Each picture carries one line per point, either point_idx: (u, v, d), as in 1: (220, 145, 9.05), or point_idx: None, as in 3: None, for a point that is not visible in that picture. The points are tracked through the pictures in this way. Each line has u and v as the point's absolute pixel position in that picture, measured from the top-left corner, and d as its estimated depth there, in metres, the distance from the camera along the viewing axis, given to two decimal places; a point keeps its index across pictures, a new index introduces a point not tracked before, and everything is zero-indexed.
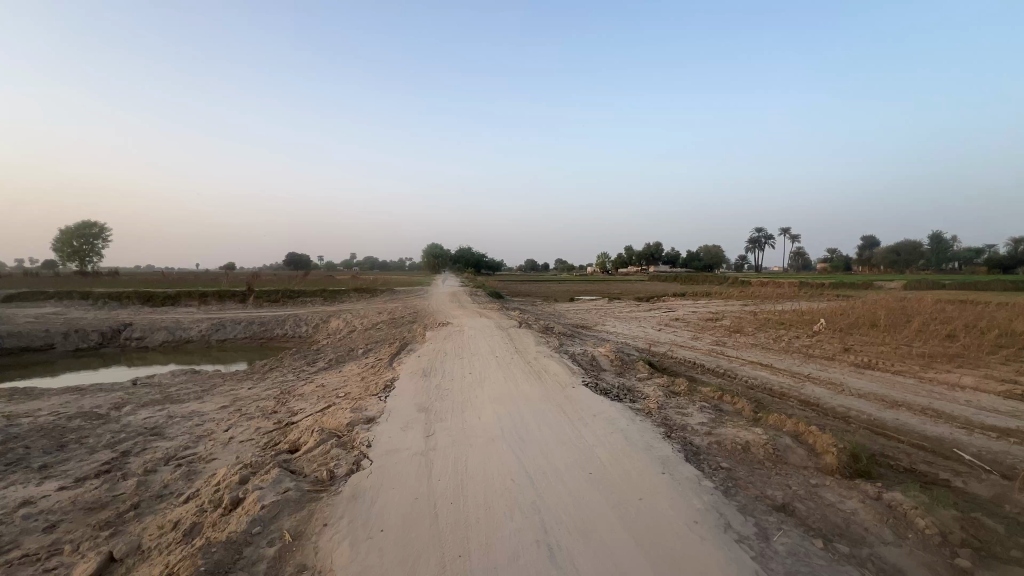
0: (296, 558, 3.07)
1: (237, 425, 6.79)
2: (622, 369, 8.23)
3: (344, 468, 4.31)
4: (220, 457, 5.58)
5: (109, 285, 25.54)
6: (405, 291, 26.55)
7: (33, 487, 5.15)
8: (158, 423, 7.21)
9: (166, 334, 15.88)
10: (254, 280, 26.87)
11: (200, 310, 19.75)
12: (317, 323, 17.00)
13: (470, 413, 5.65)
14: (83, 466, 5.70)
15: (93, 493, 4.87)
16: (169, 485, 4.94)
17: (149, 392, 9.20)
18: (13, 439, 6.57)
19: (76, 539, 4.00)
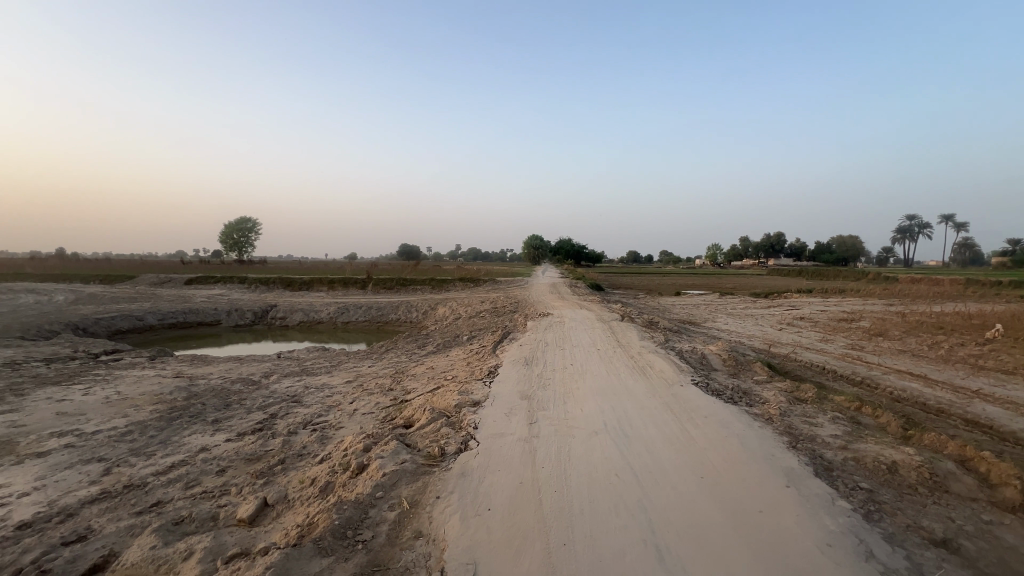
0: (414, 524, 3.33)
1: (360, 399, 7.55)
2: (737, 369, 7.61)
3: (453, 446, 4.56)
4: (347, 426, 6.26)
5: (260, 272, 29.99)
6: (506, 282, 27.23)
7: (209, 436, 6.26)
8: (297, 392, 8.30)
9: (302, 315, 18.15)
10: (374, 268, 29.66)
11: (329, 294, 22.27)
12: (426, 310, 18.22)
13: (572, 404, 5.65)
14: (243, 423, 6.76)
15: (251, 446, 5.76)
16: (307, 446, 5.65)
17: (289, 364, 10.61)
18: (194, 396, 8.02)
19: (239, 484, 4.76)
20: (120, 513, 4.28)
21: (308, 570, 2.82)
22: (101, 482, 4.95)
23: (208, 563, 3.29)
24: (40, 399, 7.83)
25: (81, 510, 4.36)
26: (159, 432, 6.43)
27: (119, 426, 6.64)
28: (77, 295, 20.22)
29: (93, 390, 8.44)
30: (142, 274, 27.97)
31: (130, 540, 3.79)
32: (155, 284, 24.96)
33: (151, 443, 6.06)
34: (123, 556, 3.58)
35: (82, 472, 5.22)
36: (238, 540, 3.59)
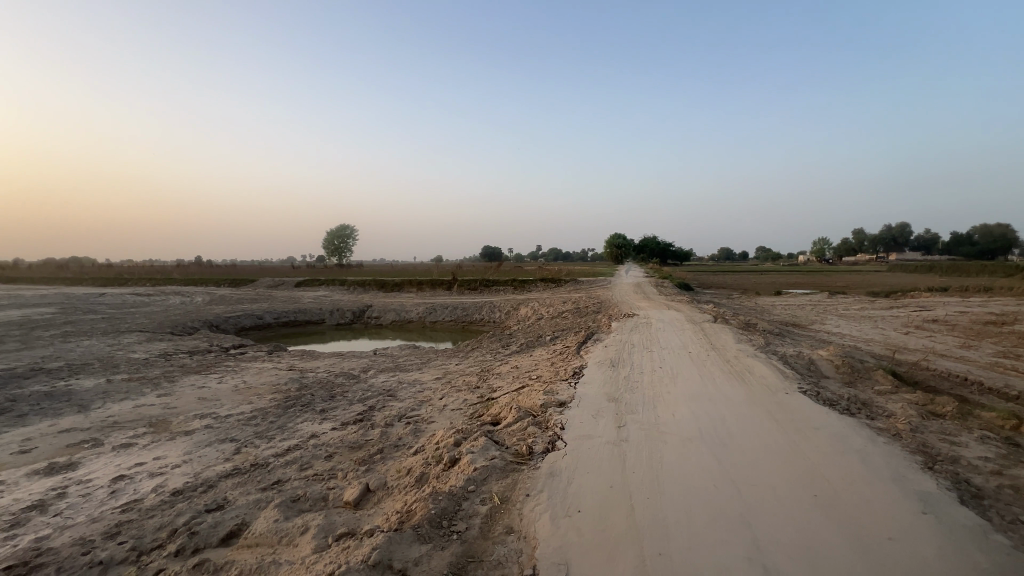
0: (505, 520, 3.40)
1: (449, 395, 7.87)
2: (853, 377, 6.80)
3: (541, 446, 4.58)
4: (438, 421, 6.56)
5: (358, 274, 32.55)
6: (588, 282, 26.87)
7: (318, 424, 6.90)
8: (392, 387, 8.86)
9: (395, 315, 19.36)
10: (459, 270, 30.83)
11: (418, 295, 23.55)
12: (509, 310, 18.54)
13: (663, 409, 5.41)
14: (346, 414, 7.36)
15: (354, 435, 6.25)
16: (402, 438, 6.01)
17: (384, 360, 11.38)
18: (305, 387, 8.91)
19: (344, 469, 5.18)
20: (249, 488, 4.86)
21: (408, 555, 2.99)
22: (233, 460, 5.65)
23: (321, 540, 3.62)
24: (186, 385, 9.15)
25: (219, 483, 5.01)
26: (277, 418, 7.21)
27: (246, 412, 7.54)
28: (212, 296, 23.40)
29: (225, 379, 9.69)
30: (261, 277, 31.62)
31: (257, 512, 4.29)
32: (271, 287, 28.08)
33: (271, 427, 6.82)
34: (252, 526, 4.06)
35: (218, 450, 6.00)
36: (345, 521, 3.91)
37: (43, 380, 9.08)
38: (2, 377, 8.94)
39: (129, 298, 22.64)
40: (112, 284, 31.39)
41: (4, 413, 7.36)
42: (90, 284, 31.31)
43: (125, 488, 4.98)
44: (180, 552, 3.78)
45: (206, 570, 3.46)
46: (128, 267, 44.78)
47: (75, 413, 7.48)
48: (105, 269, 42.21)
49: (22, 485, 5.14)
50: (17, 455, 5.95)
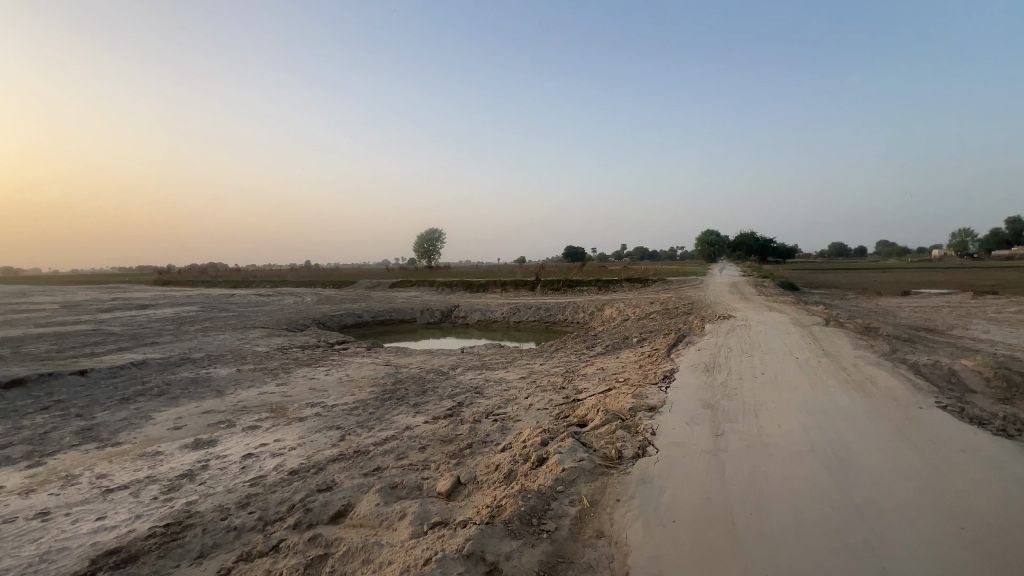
0: (595, 523, 3.34)
1: (534, 395, 7.93)
2: (1009, 392, 5.75)
3: (631, 450, 4.44)
4: (524, 420, 6.64)
5: (446, 276, 34.07)
6: (677, 281, 25.58)
7: (412, 417, 7.32)
8: (479, 384, 9.14)
9: (480, 314, 19.96)
10: (542, 270, 30.99)
11: (502, 296, 24.07)
12: (593, 311, 18.27)
13: (767, 419, 4.98)
14: (437, 409, 7.73)
15: (445, 429, 6.53)
16: (490, 434, 6.16)
17: (471, 358, 11.78)
18: (400, 382, 9.51)
19: (437, 461, 5.44)
20: (353, 472, 5.28)
21: (499, 549, 3.06)
22: (340, 446, 6.19)
23: (417, 526, 3.83)
24: (299, 376, 10.19)
25: (328, 467, 5.51)
26: (376, 410, 7.77)
27: (349, 402, 8.22)
28: (319, 296, 25.86)
29: (331, 371, 10.66)
30: (360, 279, 34.33)
31: (360, 495, 4.65)
32: (369, 288, 30.36)
33: (371, 418, 7.36)
34: (356, 508, 4.40)
35: (326, 436, 6.61)
36: (439, 510, 4.10)
37: (190, 367, 10.66)
38: (160, 364, 10.63)
39: (254, 298, 25.79)
40: (241, 286, 35.97)
41: (162, 395, 8.74)
42: (225, 286, 36.20)
43: (252, 465, 5.67)
44: (298, 525, 4.21)
45: (319, 544, 3.82)
46: (252, 270, 51.02)
47: (214, 397, 8.67)
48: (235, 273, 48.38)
49: (175, 456, 6.06)
50: (171, 430, 7.03)
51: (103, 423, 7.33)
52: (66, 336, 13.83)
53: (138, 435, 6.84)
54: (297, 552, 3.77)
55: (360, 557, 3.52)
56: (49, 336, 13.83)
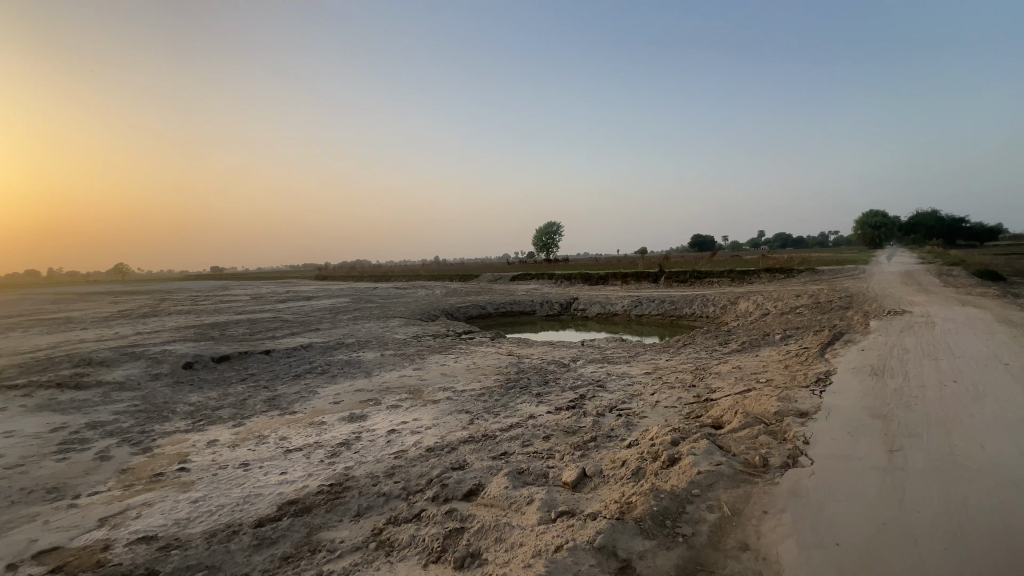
0: (737, 535, 3.07)
1: (661, 391, 7.53)
2: None
3: (779, 459, 3.98)
4: (650, 417, 6.35)
5: (565, 269, 34.14)
6: (831, 271, 22.26)
7: (535, 406, 7.48)
8: (601, 378, 8.99)
9: (600, 307, 19.62)
10: (666, 261, 29.39)
11: (623, 288, 23.34)
12: (726, 304, 16.79)
13: (963, 436, 4.08)
14: (559, 400, 7.79)
15: (568, 421, 6.55)
16: (614, 429, 6.01)
17: (592, 352, 11.64)
18: (523, 372, 9.78)
19: (561, 451, 5.48)
20: (482, 455, 5.58)
21: (631, 547, 2.98)
22: (469, 429, 6.59)
23: (544, 513, 3.91)
24: (432, 363, 11.09)
25: (459, 447, 5.90)
26: (501, 397, 8.11)
27: (476, 388, 8.71)
28: (447, 289, 27.80)
29: (459, 359, 11.38)
30: (483, 273, 36.01)
31: (490, 477, 4.89)
32: (491, 281, 31.76)
33: (496, 405, 7.70)
34: (487, 488, 4.64)
35: (457, 419, 7.09)
36: (566, 500, 4.13)
37: (344, 350, 12.26)
38: (322, 347, 12.43)
39: (393, 291, 28.70)
40: (381, 281, 40.17)
41: (324, 373, 10.20)
42: (369, 281, 40.77)
43: (395, 440, 6.32)
44: (436, 498, 4.58)
45: (456, 518, 4.12)
46: (391, 266, 56.89)
47: (363, 378, 9.86)
48: (377, 268, 54.26)
49: (336, 426, 7.03)
50: (332, 404, 8.16)
51: (282, 394, 8.81)
52: (255, 322, 16.93)
53: (308, 406, 8.08)
54: (437, 522, 4.10)
55: (493, 535, 3.71)
56: (244, 322, 17.03)
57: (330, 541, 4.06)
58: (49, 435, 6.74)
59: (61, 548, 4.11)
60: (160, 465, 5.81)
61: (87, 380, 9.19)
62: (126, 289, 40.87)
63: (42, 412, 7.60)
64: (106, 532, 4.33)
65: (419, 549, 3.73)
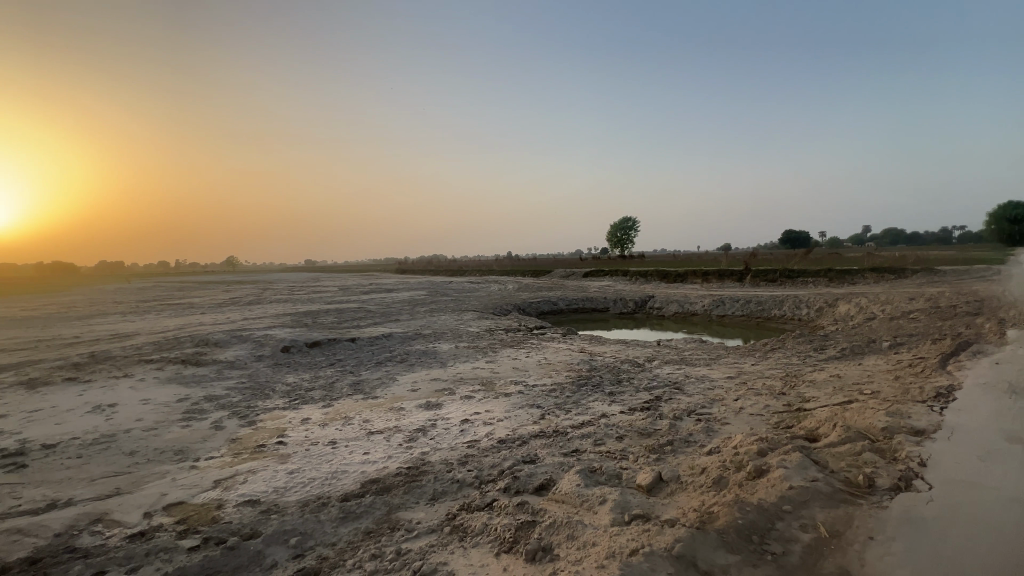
0: (836, 562, 2.80)
1: (746, 398, 7.05)
2: None
3: (888, 480, 3.56)
4: (734, 424, 5.97)
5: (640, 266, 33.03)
6: (954, 271, 19.47)
7: (607, 405, 7.33)
8: (678, 380, 8.60)
9: (678, 306, 18.77)
10: (753, 258, 27.44)
11: (704, 287, 22.13)
12: (822, 307, 15.32)
13: None
14: (633, 400, 7.56)
15: (642, 422, 6.34)
16: (693, 434, 5.72)
17: (669, 352, 11.15)
18: (595, 370, 9.63)
19: (635, 453, 5.32)
20: (553, 450, 5.57)
21: (713, 560, 2.82)
22: (540, 424, 6.61)
23: (617, 514, 3.82)
24: (504, 356, 11.27)
25: (530, 441, 5.94)
26: (573, 394, 8.04)
27: (547, 384, 8.72)
28: (519, 284, 28.10)
29: (531, 354, 11.46)
30: (555, 269, 35.92)
31: (561, 473, 4.87)
32: (563, 277, 31.56)
33: (568, 401, 7.64)
34: (558, 484, 4.63)
35: (528, 413, 7.14)
36: (640, 503, 4.01)
37: (421, 341, 12.83)
38: (402, 337, 13.09)
39: (467, 285, 29.54)
40: (456, 275, 41.49)
41: (403, 362, 10.74)
42: (444, 275, 42.39)
43: (468, 430, 6.50)
44: (508, 489, 4.65)
45: (527, 511, 4.15)
46: (465, 260, 58.53)
47: (439, 368, 10.26)
48: (453, 262, 56.01)
49: (413, 413, 7.37)
50: (410, 391, 8.58)
51: (366, 380, 9.40)
52: (343, 312, 18.24)
53: (388, 392, 8.56)
54: (508, 514, 4.16)
55: (565, 531, 3.69)
56: (333, 311, 18.41)
57: (408, 521, 4.27)
58: (175, 404, 7.76)
59: (184, 503, 4.72)
60: (262, 437, 6.46)
61: (205, 358, 10.45)
62: (235, 278, 45.81)
63: (170, 384, 8.77)
64: (219, 493, 4.90)
65: (491, 538, 3.81)
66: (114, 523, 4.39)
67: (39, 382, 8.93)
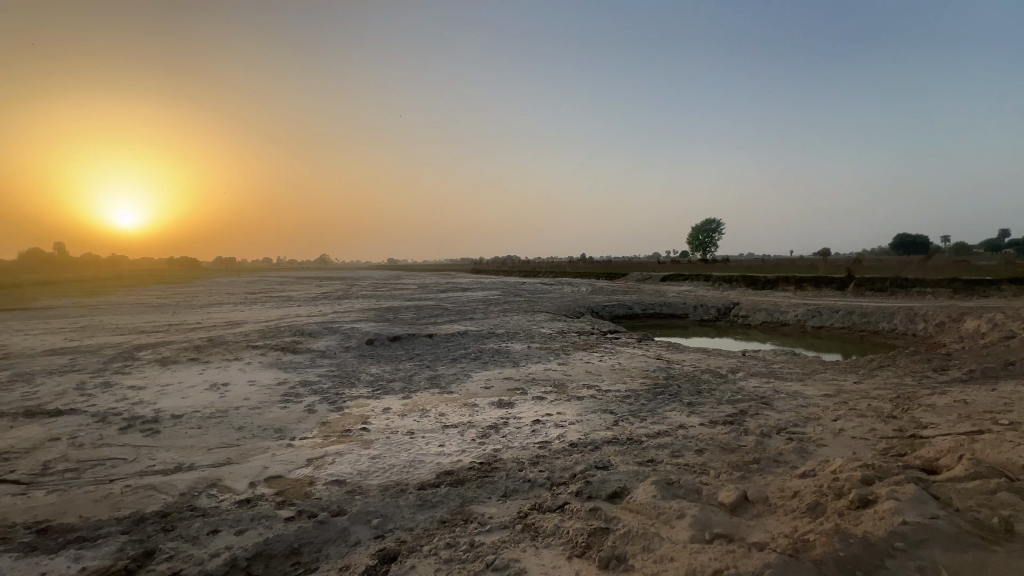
0: None
1: (847, 418, 6.37)
2: None
3: None
4: (832, 447, 5.42)
5: (724, 271, 31.04)
6: None
7: (686, 416, 6.98)
8: (766, 394, 7.98)
9: (766, 315, 17.44)
10: (857, 265, 24.74)
11: (797, 295, 20.36)
12: (943, 322, 13.45)
13: None
14: (714, 412, 7.14)
15: (725, 436, 5.96)
16: (783, 453, 5.28)
17: (755, 364, 10.39)
18: (673, 378, 9.22)
19: (716, 468, 5.02)
20: (628, 458, 5.42)
21: None
22: (613, 430, 6.45)
23: (697, 531, 3.63)
24: (576, 359, 11.16)
25: (603, 447, 5.82)
26: (648, 402, 7.77)
27: (621, 390, 8.50)
28: (593, 287, 27.63)
29: (604, 358, 11.24)
30: (631, 272, 34.96)
31: (636, 482, 4.72)
32: (640, 281, 30.62)
33: (643, 409, 7.40)
34: (633, 493, 4.49)
35: (601, 418, 7.00)
36: (723, 522, 3.78)
37: (495, 340, 13.08)
38: (476, 335, 13.45)
39: (539, 287, 29.64)
40: (530, 276, 41.89)
41: (477, 359, 11.03)
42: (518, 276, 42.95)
43: (539, 431, 6.51)
44: (579, 493, 4.60)
45: (600, 517, 4.08)
46: (539, 261, 58.71)
47: (511, 367, 10.40)
48: (526, 263, 56.53)
49: (486, 410, 7.53)
50: (484, 388, 8.78)
51: (442, 375, 9.78)
52: (422, 308, 19.13)
53: (463, 388, 8.83)
54: (581, 518, 4.11)
55: (640, 542, 3.58)
56: (413, 308, 19.37)
57: (481, 514, 4.38)
58: (276, 387, 8.60)
59: (283, 477, 5.22)
60: (348, 423, 6.96)
61: (301, 347, 11.47)
62: (327, 274, 49.89)
63: (272, 369, 9.73)
64: (311, 470, 5.35)
65: (564, 541, 3.79)
66: (226, 488, 4.96)
67: (169, 360, 10.34)
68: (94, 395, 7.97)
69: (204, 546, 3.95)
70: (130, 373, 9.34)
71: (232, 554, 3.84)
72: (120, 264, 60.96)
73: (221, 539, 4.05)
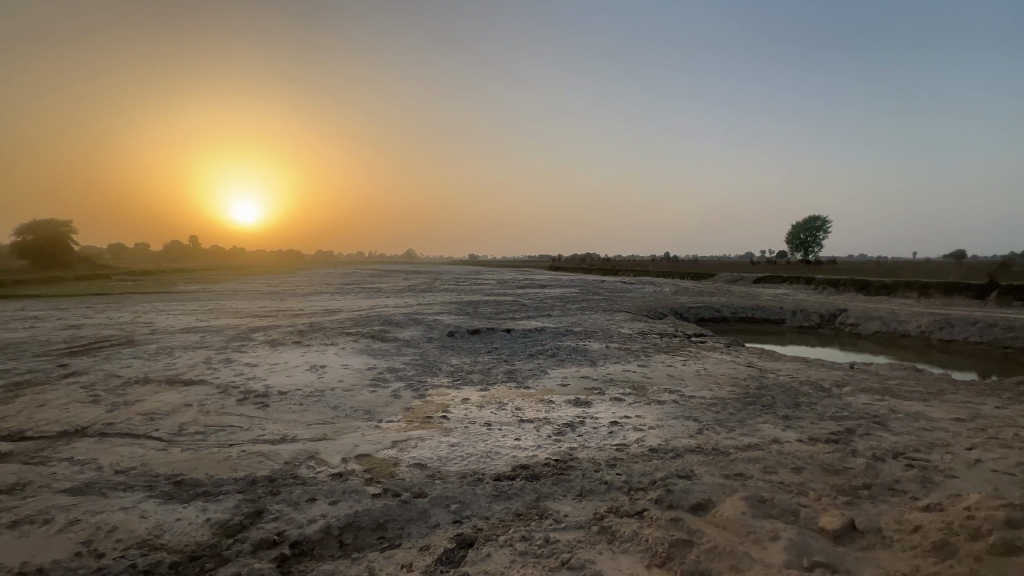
0: None
1: (985, 448, 5.46)
2: None
3: None
4: (964, 479, 4.67)
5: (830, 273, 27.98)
6: None
7: (781, 430, 6.41)
8: (879, 413, 7.06)
9: (881, 324, 15.47)
10: (1003, 270, 21.07)
11: (921, 303, 17.83)
12: None
13: None
14: (814, 428, 6.48)
15: (828, 456, 5.38)
16: (900, 481, 4.65)
17: (866, 378, 9.27)
18: (766, 388, 8.51)
19: (817, 489, 4.55)
20: (713, 469, 5.09)
21: None
22: (697, 438, 6.10)
23: (794, 557, 3.32)
24: (658, 362, 10.71)
25: (686, 455, 5.52)
26: (737, 411, 7.24)
27: (706, 396, 8.01)
28: (676, 287, 26.35)
29: (688, 362, 10.67)
30: (720, 272, 32.84)
31: (723, 496, 4.42)
32: (730, 282, 28.61)
33: (731, 419, 6.91)
34: (719, 507, 4.21)
35: (684, 425, 6.65)
36: (826, 551, 3.41)
37: (572, 338, 12.95)
38: (554, 332, 13.41)
39: (619, 285, 28.88)
40: (609, 275, 40.94)
41: (554, 356, 11.01)
42: (597, 275, 42.16)
43: (617, 433, 6.34)
44: (660, 500, 4.40)
45: (682, 528, 3.88)
46: (619, 259, 57.18)
47: (588, 366, 10.24)
48: (606, 261, 55.36)
49: (562, 407, 7.49)
50: (561, 386, 8.74)
51: (519, 370, 9.88)
52: (501, 304, 19.47)
53: (539, 384, 8.86)
54: (661, 527, 3.94)
55: (728, 561, 3.35)
56: (492, 303, 19.82)
57: (555, 511, 4.36)
58: (366, 372, 9.24)
59: (370, 455, 5.60)
60: (429, 410, 7.29)
61: (388, 335, 12.21)
62: (413, 268, 52.58)
63: (363, 355, 10.47)
64: (395, 452, 5.67)
65: (642, 548, 3.66)
66: (322, 461, 5.43)
67: (277, 342, 11.53)
68: (218, 368, 9.12)
69: (303, 511, 4.36)
70: (246, 351, 10.56)
71: (327, 522, 4.19)
72: (240, 255, 69.18)
73: (318, 506, 4.44)
